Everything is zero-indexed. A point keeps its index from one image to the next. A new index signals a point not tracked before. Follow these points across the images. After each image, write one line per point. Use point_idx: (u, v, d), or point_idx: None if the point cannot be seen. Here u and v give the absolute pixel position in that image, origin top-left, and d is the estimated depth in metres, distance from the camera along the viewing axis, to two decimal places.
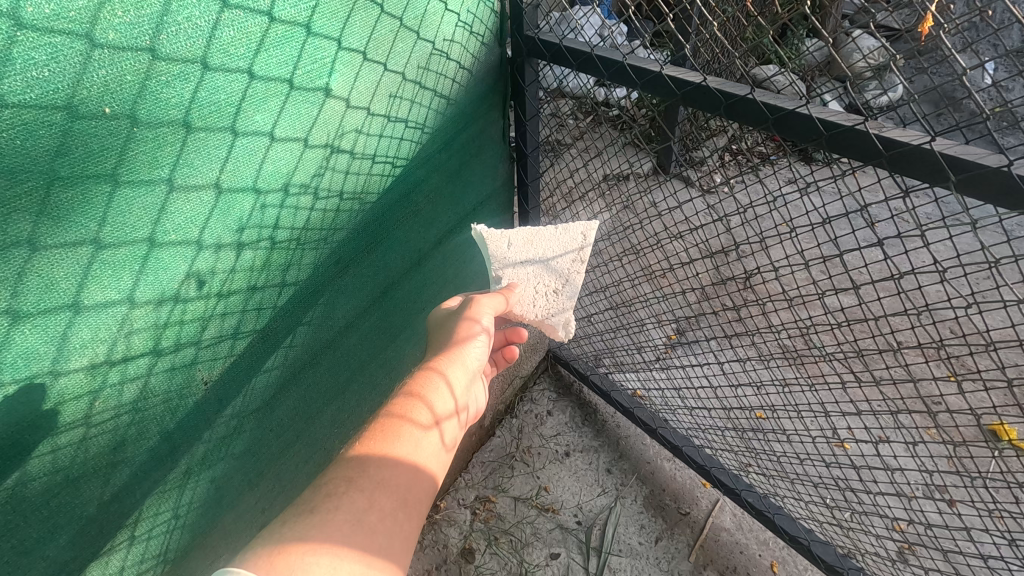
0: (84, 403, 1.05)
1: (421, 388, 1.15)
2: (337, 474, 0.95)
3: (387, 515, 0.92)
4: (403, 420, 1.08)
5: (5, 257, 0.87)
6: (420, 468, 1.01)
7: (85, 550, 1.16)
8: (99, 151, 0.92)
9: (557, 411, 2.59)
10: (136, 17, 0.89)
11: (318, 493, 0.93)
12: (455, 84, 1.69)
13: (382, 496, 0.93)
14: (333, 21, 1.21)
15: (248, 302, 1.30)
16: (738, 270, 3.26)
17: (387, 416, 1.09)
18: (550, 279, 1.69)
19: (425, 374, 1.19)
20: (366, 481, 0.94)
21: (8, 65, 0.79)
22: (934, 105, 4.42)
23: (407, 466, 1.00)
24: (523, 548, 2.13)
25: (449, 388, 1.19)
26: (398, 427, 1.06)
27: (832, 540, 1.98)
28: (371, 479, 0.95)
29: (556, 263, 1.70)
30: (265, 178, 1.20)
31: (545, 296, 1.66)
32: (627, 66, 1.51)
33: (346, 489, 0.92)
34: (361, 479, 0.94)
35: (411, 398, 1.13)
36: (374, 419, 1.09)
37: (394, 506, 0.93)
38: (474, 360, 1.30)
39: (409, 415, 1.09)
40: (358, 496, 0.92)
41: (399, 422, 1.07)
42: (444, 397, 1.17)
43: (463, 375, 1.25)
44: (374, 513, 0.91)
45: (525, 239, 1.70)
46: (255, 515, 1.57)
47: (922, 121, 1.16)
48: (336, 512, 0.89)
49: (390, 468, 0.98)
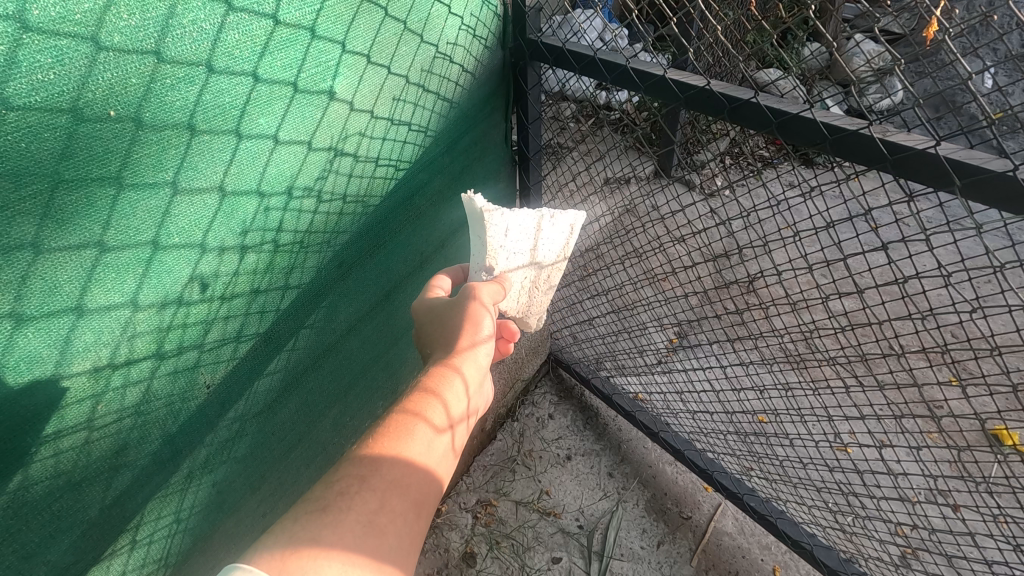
0: (86, 407, 1.04)
1: (433, 385, 1.13)
2: (349, 471, 0.94)
3: (398, 517, 0.91)
4: (416, 418, 1.06)
5: (8, 260, 0.86)
6: (433, 469, 1.01)
7: (86, 555, 1.15)
8: (103, 154, 0.91)
9: (558, 414, 2.58)
10: (141, 20, 0.89)
11: (329, 490, 0.91)
12: (458, 87, 1.69)
13: (394, 497, 0.92)
14: (338, 24, 1.21)
15: (251, 304, 1.30)
16: (739, 273, 3.27)
17: (399, 413, 1.07)
18: (535, 274, 1.68)
19: (438, 370, 1.16)
20: (378, 481, 0.93)
21: (14, 69, 0.78)
22: (935, 109, 4.44)
23: (420, 467, 0.99)
24: (524, 552, 2.12)
25: (462, 384, 1.17)
26: (412, 425, 1.04)
27: (835, 545, 1.97)
28: (383, 478, 0.94)
29: (544, 259, 1.68)
30: (269, 181, 1.20)
31: (526, 292, 1.68)
32: (630, 70, 1.50)
33: (358, 489, 0.92)
34: (373, 478, 0.93)
35: (423, 394, 1.11)
36: (386, 414, 1.07)
37: (405, 509, 0.93)
38: (485, 353, 1.28)
39: (422, 413, 1.07)
40: (370, 495, 0.91)
41: (412, 420, 1.05)
42: (457, 396, 1.15)
43: (474, 369, 1.22)
44: (385, 514, 0.90)
45: (522, 230, 1.59)
46: (256, 519, 1.57)
47: (926, 124, 1.16)
48: (348, 513, 0.88)
49: (403, 468, 0.97)
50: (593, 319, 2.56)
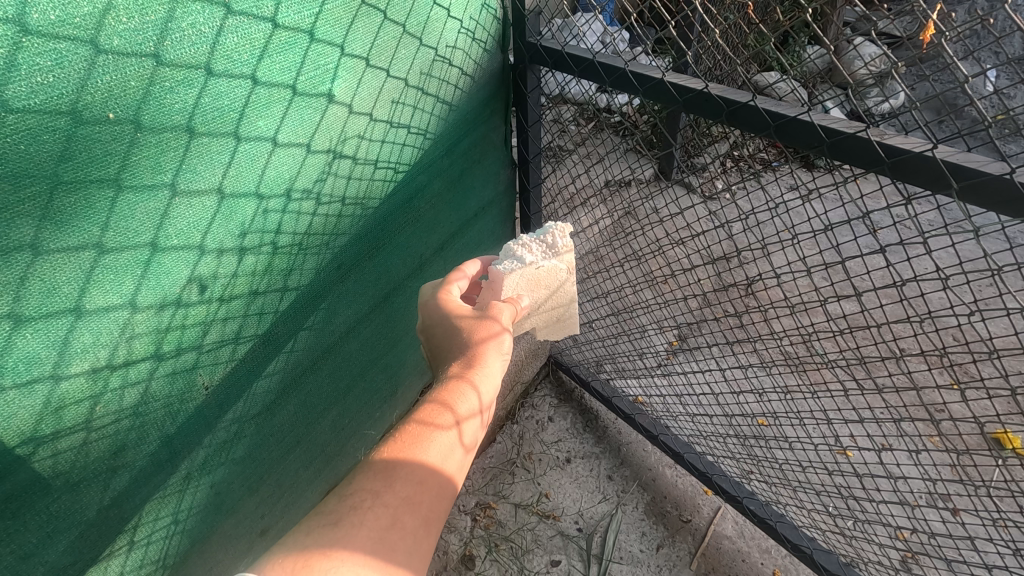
0: (85, 408, 1.05)
1: (449, 388, 1.13)
2: (362, 486, 0.95)
3: (408, 533, 0.92)
4: (430, 430, 1.06)
5: (7, 261, 0.87)
6: (446, 478, 1.02)
7: (84, 556, 1.16)
8: (102, 156, 0.92)
9: (558, 417, 2.58)
10: (140, 23, 0.90)
11: (343, 504, 0.92)
12: (457, 90, 1.70)
13: (405, 513, 0.93)
14: (336, 28, 1.21)
15: (250, 306, 1.30)
16: (738, 276, 3.28)
17: (412, 422, 1.08)
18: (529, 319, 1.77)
19: (455, 385, 1.15)
20: (391, 497, 0.94)
21: (12, 72, 0.79)
22: (935, 113, 4.44)
23: (434, 478, 1.00)
24: (523, 554, 2.12)
25: (478, 396, 1.16)
26: (425, 440, 1.04)
27: (836, 549, 1.96)
28: (397, 494, 0.94)
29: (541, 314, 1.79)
30: (268, 183, 1.20)
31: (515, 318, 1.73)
32: (628, 72, 1.51)
33: (371, 504, 0.92)
34: (386, 493, 0.94)
35: (437, 402, 1.11)
36: (401, 426, 1.07)
37: (416, 524, 0.93)
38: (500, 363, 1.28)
39: (437, 426, 1.07)
40: (383, 511, 0.92)
41: (426, 432, 1.06)
42: (473, 412, 1.14)
43: (493, 378, 1.21)
44: (396, 530, 0.91)
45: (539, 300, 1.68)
46: (254, 521, 1.57)
47: (925, 127, 1.15)
48: (360, 527, 0.89)
49: (416, 482, 0.97)
50: (592, 322, 2.57)
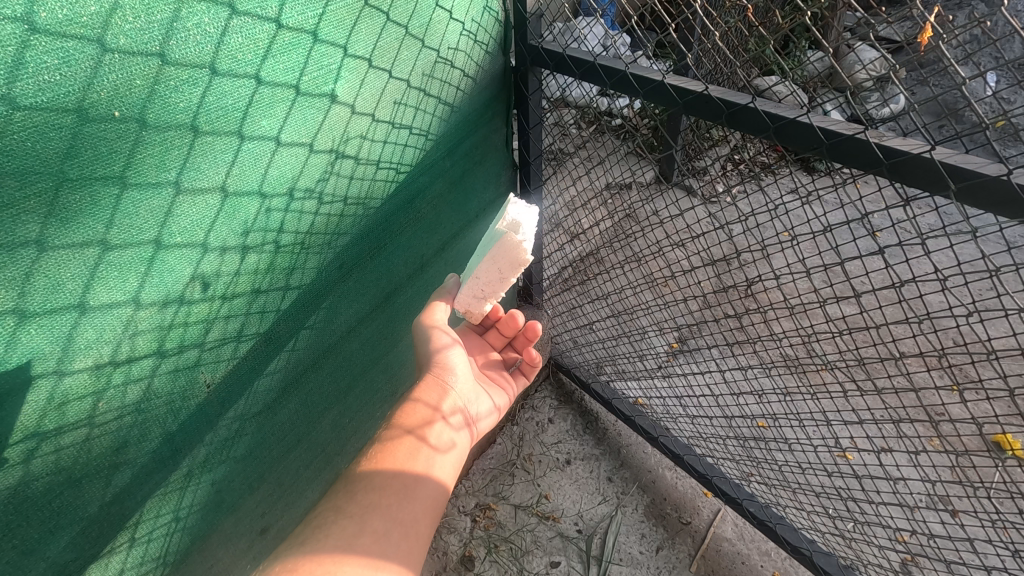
0: (87, 403, 1.06)
1: (403, 409, 1.32)
2: (325, 508, 1.09)
3: (377, 531, 1.05)
4: (388, 451, 1.21)
5: (14, 257, 0.88)
6: (409, 479, 1.17)
7: (85, 552, 1.16)
8: (107, 154, 0.93)
9: (558, 419, 2.58)
10: (147, 23, 0.91)
11: (309, 526, 1.06)
12: (459, 92, 1.71)
13: (370, 517, 1.07)
14: (340, 28, 1.23)
15: (252, 305, 1.31)
16: (739, 278, 3.30)
17: (373, 449, 1.24)
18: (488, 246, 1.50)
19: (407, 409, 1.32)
20: (353, 508, 1.08)
21: (20, 70, 0.80)
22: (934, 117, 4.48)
23: (395, 482, 1.15)
24: (523, 556, 2.12)
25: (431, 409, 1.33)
26: (384, 457, 1.20)
27: (834, 551, 1.96)
28: (358, 503, 1.09)
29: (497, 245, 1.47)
30: (271, 182, 1.21)
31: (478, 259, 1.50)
32: (629, 75, 1.52)
33: (335, 518, 1.06)
34: (348, 506, 1.09)
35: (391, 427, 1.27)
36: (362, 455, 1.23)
37: (383, 523, 1.07)
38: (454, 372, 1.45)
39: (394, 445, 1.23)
40: (347, 521, 1.06)
41: (385, 452, 1.21)
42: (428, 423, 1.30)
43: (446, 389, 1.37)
44: (362, 533, 1.04)
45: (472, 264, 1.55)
46: (254, 519, 1.57)
47: (921, 126, 1.15)
48: (325, 536, 1.02)
49: (378, 490, 1.12)
50: (592, 324, 2.58)
